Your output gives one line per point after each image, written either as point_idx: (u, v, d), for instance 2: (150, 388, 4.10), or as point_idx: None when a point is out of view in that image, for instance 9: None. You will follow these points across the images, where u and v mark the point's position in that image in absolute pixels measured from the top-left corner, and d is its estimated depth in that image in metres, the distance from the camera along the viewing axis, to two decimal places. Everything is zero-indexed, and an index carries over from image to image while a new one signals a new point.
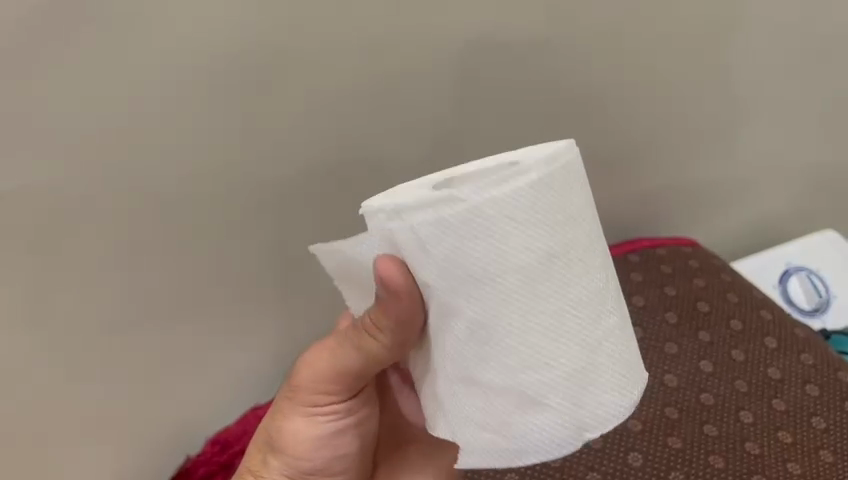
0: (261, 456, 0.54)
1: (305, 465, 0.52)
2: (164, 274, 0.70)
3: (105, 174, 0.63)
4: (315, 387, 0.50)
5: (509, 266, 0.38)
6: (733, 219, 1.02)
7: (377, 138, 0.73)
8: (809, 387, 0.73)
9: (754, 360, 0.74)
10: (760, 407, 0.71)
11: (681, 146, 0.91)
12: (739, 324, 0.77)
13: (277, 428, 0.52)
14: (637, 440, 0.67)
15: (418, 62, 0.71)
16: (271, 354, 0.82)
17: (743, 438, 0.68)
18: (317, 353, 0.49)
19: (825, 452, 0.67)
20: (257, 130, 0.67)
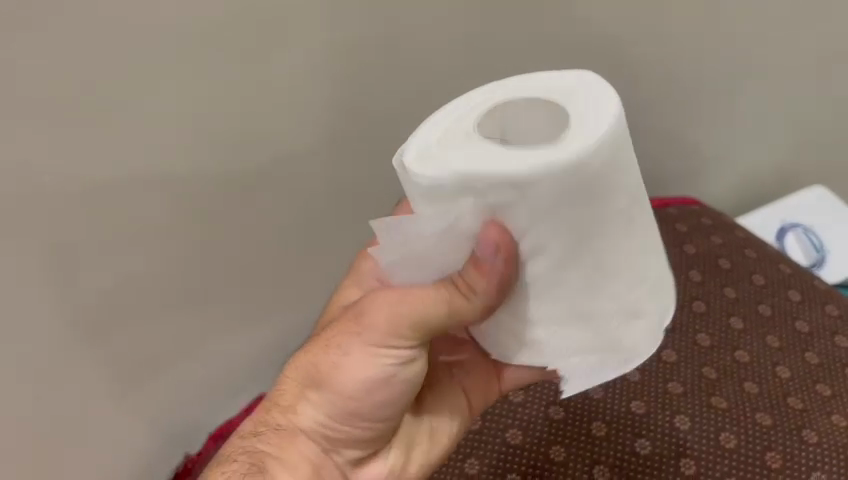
0: (300, 395, 0.44)
1: (355, 411, 0.43)
2: (158, 262, 0.62)
3: (92, 153, 0.54)
4: (389, 333, 0.40)
5: (606, 217, 0.35)
6: (729, 176, 0.99)
7: (386, 98, 0.67)
8: (839, 338, 0.71)
9: (782, 314, 0.73)
10: (794, 361, 0.68)
11: (693, 107, 0.86)
12: (762, 279, 0.75)
13: (331, 364, 0.42)
14: (680, 403, 0.64)
15: (424, 14, 0.63)
16: (268, 340, 0.75)
17: (784, 393, 0.65)
18: (405, 287, 0.40)
19: None
20: (259, 90, 0.60)
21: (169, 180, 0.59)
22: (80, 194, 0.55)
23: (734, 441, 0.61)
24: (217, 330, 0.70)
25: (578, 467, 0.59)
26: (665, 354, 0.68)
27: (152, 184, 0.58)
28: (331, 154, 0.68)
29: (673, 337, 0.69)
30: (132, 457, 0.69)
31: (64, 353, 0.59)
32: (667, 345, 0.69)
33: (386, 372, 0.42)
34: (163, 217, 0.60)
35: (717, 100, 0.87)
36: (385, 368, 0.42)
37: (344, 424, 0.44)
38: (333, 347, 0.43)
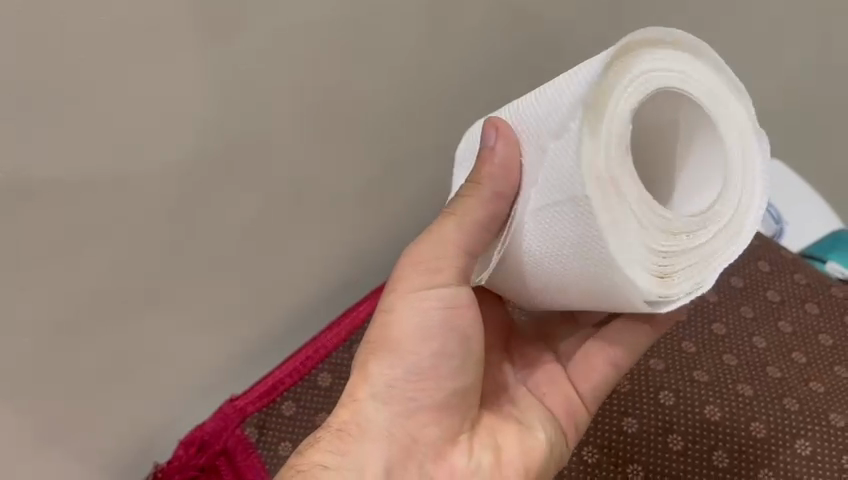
0: (362, 374, 0.46)
1: (414, 373, 0.46)
2: (126, 272, 0.58)
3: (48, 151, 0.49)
4: (428, 268, 0.46)
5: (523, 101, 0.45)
6: None
7: (357, 82, 0.64)
8: (808, 305, 0.72)
9: (753, 285, 0.73)
10: (769, 330, 0.69)
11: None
12: (731, 251, 0.76)
13: (384, 327, 0.47)
14: (664, 378, 0.64)
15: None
16: (235, 343, 0.71)
17: (763, 363, 0.66)
18: (426, 235, 0.46)
19: (841, 367, 0.66)
20: (229, 82, 0.55)
21: (135, 183, 0.54)
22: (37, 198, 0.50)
23: (719, 414, 0.61)
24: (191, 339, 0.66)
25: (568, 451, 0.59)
26: None
27: (113, 187, 0.53)
28: (305, 147, 0.64)
29: None
30: (90, 466, 0.65)
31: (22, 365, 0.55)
32: None
33: (435, 312, 0.46)
34: (128, 223, 0.56)
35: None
36: (431, 311, 0.46)
37: (406, 397, 0.46)
38: (382, 320, 0.47)
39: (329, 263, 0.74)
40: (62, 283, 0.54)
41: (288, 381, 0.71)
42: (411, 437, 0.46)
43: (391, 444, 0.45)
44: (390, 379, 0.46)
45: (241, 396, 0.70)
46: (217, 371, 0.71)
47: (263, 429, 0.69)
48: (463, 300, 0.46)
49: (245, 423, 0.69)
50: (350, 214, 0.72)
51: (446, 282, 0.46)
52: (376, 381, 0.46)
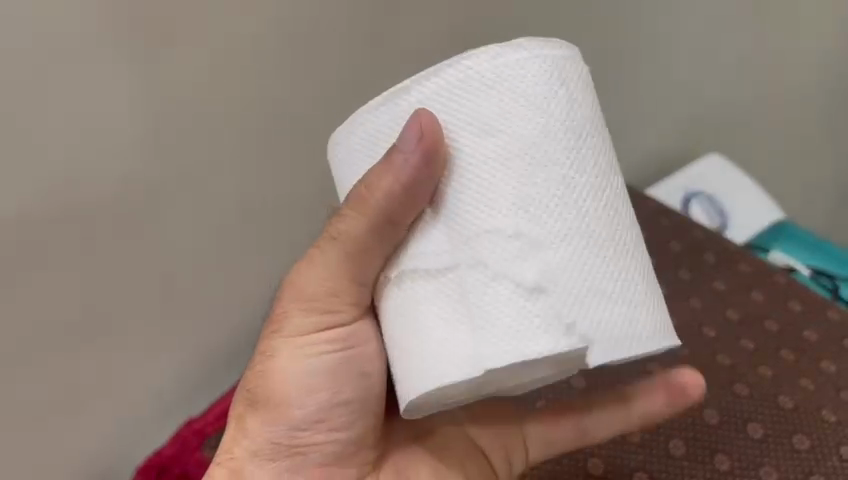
0: (245, 419, 0.48)
1: (295, 421, 0.47)
2: (84, 264, 0.60)
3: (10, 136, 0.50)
4: (308, 299, 0.46)
5: (509, 116, 0.40)
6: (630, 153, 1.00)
7: (309, 86, 0.67)
8: (753, 292, 0.74)
9: (700, 277, 0.75)
10: (716, 318, 0.71)
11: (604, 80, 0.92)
12: (678, 244, 0.79)
13: (258, 375, 0.48)
14: (617, 371, 0.65)
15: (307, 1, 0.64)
16: (196, 363, 0.71)
17: (714, 351, 0.68)
18: (305, 264, 0.46)
19: (786, 352, 0.69)
20: (178, 80, 0.59)
21: (90, 175, 0.58)
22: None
23: (673, 403, 0.63)
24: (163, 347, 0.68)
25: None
26: None
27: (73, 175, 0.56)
28: (260, 157, 0.67)
29: None
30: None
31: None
32: None
33: (315, 360, 0.47)
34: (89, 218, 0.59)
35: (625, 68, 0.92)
36: (317, 354, 0.47)
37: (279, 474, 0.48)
38: (260, 371, 0.48)
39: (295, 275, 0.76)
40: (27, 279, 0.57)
41: None
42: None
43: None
44: (274, 431, 0.47)
45: (201, 419, 0.70)
46: (190, 391, 0.72)
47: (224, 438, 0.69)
48: (349, 338, 0.47)
49: (204, 445, 0.68)
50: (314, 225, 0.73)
51: (322, 329, 0.47)
52: (244, 469, 0.47)
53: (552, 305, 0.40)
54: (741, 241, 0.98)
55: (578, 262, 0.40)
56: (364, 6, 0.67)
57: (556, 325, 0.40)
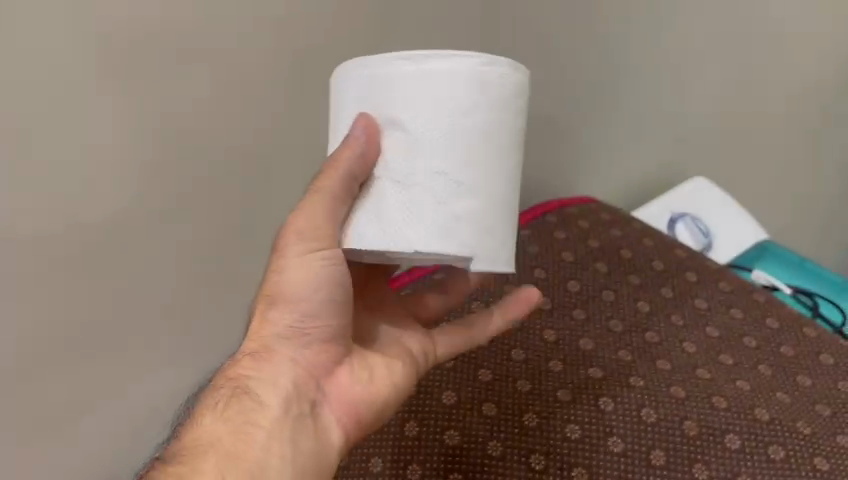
0: (265, 314, 0.54)
1: (304, 313, 0.53)
2: (84, 274, 0.68)
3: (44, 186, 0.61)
4: (312, 229, 0.51)
5: (448, 103, 0.47)
6: (608, 173, 1.07)
7: (307, 112, 0.73)
8: (734, 310, 0.78)
9: (682, 295, 0.79)
10: (697, 335, 0.74)
11: (584, 102, 0.97)
12: (661, 264, 0.82)
13: (274, 280, 0.53)
14: (601, 386, 0.67)
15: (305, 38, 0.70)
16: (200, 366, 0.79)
17: (694, 365, 0.71)
18: (308, 204, 0.51)
19: (764, 366, 0.72)
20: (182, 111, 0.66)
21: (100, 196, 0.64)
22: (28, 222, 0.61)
23: (654, 415, 0.65)
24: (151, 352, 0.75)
25: (474, 446, 0.62)
26: (583, 342, 0.72)
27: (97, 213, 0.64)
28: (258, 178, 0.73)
29: (588, 325, 0.74)
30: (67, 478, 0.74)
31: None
32: (582, 334, 0.73)
33: (319, 273, 0.51)
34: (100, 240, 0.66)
35: (605, 93, 0.99)
36: (320, 270, 0.51)
37: (298, 347, 0.54)
38: (276, 273, 0.53)
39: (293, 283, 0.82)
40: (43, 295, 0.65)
41: None
42: (310, 393, 0.54)
43: (289, 399, 0.52)
44: (288, 321, 0.53)
45: None
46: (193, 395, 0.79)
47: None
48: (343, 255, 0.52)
49: None
50: None
51: (318, 252, 0.51)
52: (271, 345, 0.54)
53: (463, 236, 0.48)
54: (724, 262, 1.02)
55: (468, 215, 0.48)
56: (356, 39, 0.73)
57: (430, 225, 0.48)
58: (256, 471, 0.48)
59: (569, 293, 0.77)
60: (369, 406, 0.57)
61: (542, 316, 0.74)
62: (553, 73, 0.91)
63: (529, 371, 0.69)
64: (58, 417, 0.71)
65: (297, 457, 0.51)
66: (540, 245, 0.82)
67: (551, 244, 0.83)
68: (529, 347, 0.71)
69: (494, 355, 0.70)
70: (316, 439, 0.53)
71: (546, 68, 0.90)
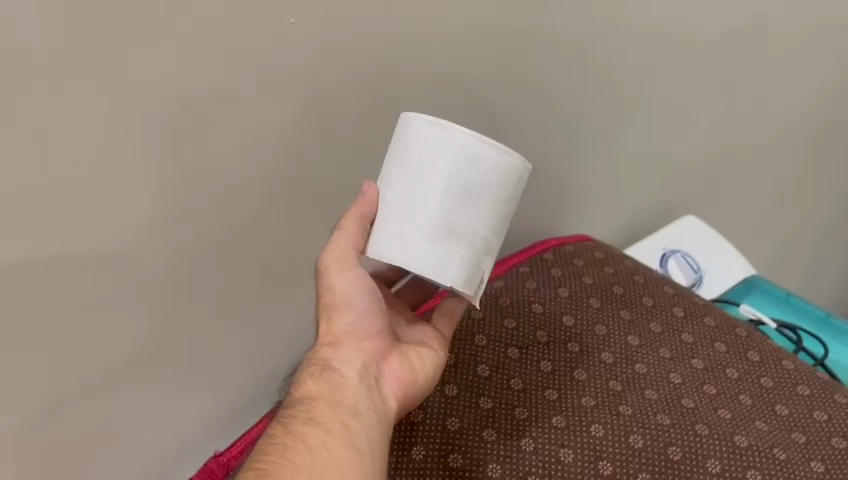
0: (329, 322, 0.64)
1: (356, 310, 0.63)
2: (128, 318, 0.71)
3: (64, 241, 0.64)
4: (340, 255, 0.62)
5: (501, 184, 0.60)
6: (594, 204, 1.15)
7: (330, 161, 0.79)
8: (717, 344, 0.84)
9: (669, 329, 0.85)
10: (683, 367, 0.80)
11: (573, 143, 1.04)
12: (650, 299, 0.88)
13: (327, 294, 0.63)
14: (593, 414, 0.73)
15: (335, 95, 0.75)
16: (223, 387, 0.85)
17: (679, 396, 0.76)
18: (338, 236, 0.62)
19: (744, 397, 0.78)
20: (216, 167, 0.70)
21: (144, 244, 0.69)
22: (45, 274, 0.64)
23: (642, 441, 0.71)
24: (175, 384, 0.79)
25: (476, 469, 0.68)
26: (576, 373, 0.78)
27: (104, 265, 0.67)
28: (283, 221, 0.79)
29: (582, 357, 0.80)
30: None
31: (21, 411, 0.68)
32: (576, 365, 0.79)
33: (354, 282, 0.62)
34: (112, 290, 0.69)
35: (595, 133, 1.06)
36: (353, 279, 0.62)
37: (360, 337, 0.64)
38: (326, 292, 0.63)
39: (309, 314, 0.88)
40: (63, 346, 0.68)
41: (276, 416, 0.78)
42: (377, 368, 0.64)
43: (363, 370, 0.63)
44: (348, 320, 0.64)
45: (225, 453, 0.76)
46: (213, 415, 0.85)
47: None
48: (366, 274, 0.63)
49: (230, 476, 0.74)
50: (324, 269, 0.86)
51: (350, 268, 0.62)
52: (340, 339, 0.64)
53: (477, 280, 0.62)
54: (712, 297, 1.08)
55: (483, 264, 0.63)
56: (379, 95, 0.79)
57: (464, 268, 0.60)
58: (352, 412, 0.59)
59: (564, 327, 0.83)
60: (421, 380, 0.66)
61: (539, 348, 0.80)
62: (550, 117, 0.98)
63: (526, 399, 0.75)
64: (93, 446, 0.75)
65: (378, 409, 0.61)
66: (535, 280, 0.89)
67: (547, 279, 0.89)
68: (526, 376, 0.77)
69: (494, 384, 0.76)
70: (387, 402, 0.63)
71: (540, 114, 0.96)
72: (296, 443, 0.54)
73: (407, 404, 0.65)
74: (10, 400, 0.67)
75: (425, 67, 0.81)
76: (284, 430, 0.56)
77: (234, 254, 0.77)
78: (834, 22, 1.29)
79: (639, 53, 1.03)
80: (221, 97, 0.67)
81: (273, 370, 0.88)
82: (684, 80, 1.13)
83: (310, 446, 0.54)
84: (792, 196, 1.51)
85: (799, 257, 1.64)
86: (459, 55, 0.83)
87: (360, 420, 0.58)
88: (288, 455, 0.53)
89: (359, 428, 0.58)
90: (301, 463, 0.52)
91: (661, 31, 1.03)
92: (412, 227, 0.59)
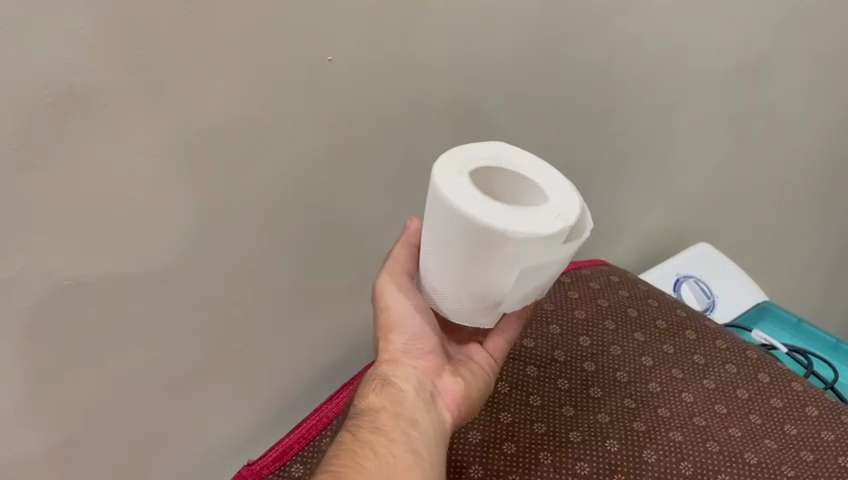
0: (387, 341, 0.69)
1: (412, 330, 0.68)
2: (171, 330, 0.77)
3: (117, 258, 0.69)
4: (392, 276, 0.70)
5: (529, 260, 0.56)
6: (611, 229, 1.19)
7: (360, 185, 0.84)
8: (728, 366, 0.87)
9: (682, 350, 0.88)
10: (696, 386, 0.84)
11: (587, 172, 1.08)
12: (664, 323, 0.92)
13: (384, 314, 0.69)
14: (610, 430, 0.77)
15: (367, 125, 0.80)
16: (255, 398, 0.89)
17: (691, 414, 0.80)
18: (391, 260, 0.71)
19: (755, 416, 0.81)
20: (256, 190, 0.75)
21: (189, 262, 0.74)
22: (97, 292, 0.69)
23: (655, 456, 0.74)
24: (210, 394, 0.84)
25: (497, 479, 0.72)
26: (592, 391, 0.81)
27: (151, 279, 0.72)
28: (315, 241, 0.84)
29: (597, 375, 0.83)
30: None
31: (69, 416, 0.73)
32: (592, 383, 0.82)
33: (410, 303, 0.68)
34: (157, 305, 0.74)
35: (611, 161, 1.10)
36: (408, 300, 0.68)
37: (417, 354, 0.68)
38: (385, 312, 0.69)
39: (335, 329, 0.93)
40: (108, 359, 0.73)
41: (296, 447, 0.80)
42: (435, 380, 0.69)
43: (422, 383, 0.67)
44: (405, 339, 0.68)
45: (258, 462, 0.80)
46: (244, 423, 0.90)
47: (303, 465, 0.79)
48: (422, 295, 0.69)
49: None
50: (351, 285, 0.91)
51: (402, 287, 0.69)
52: (398, 356, 0.68)
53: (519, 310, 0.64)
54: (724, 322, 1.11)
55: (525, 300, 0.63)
56: (406, 124, 0.84)
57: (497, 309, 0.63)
58: (412, 423, 0.63)
59: (580, 347, 0.87)
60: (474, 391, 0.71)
61: (556, 366, 0.84)
62: (568, 145, 1.03)
63: (544, 413, 0.78)
64: (134, 449, 0.80)
65: (437, 420, 0.66)
66: (553, 302, 0.93)
67: (564, 301, 0.93)
68: (544, 393, 0.81)
69: (514, 400, 0.80)
70: (443, 415, 0.67)
71: (556, 145, 1.01)
72: (364, 448, 0.59)
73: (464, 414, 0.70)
74: (62, 406, 0.72)
75: (449, 97, 0.86)
76: (352, 438, 0.60)
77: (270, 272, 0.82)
78: (839, 55, 1.33)
79: (655, 85, 1.08)
80: (262, 126, 0.72)
81: (301, 381, 0.93)
82: (697, 110, 1.18)
83: (376, 451, 0.59)
84: (801, 224, 1.54)
85: (809, 278, 1.67)
86: (479, 87, 0.88)
87: (420, 429, 0.63)
88: (358, 459, 0.58)
89: (420, 437, 0.62)
90: (370, 466, 0.57)
91: (676, 64, 1.08)
92: (445, 284, 0.63)
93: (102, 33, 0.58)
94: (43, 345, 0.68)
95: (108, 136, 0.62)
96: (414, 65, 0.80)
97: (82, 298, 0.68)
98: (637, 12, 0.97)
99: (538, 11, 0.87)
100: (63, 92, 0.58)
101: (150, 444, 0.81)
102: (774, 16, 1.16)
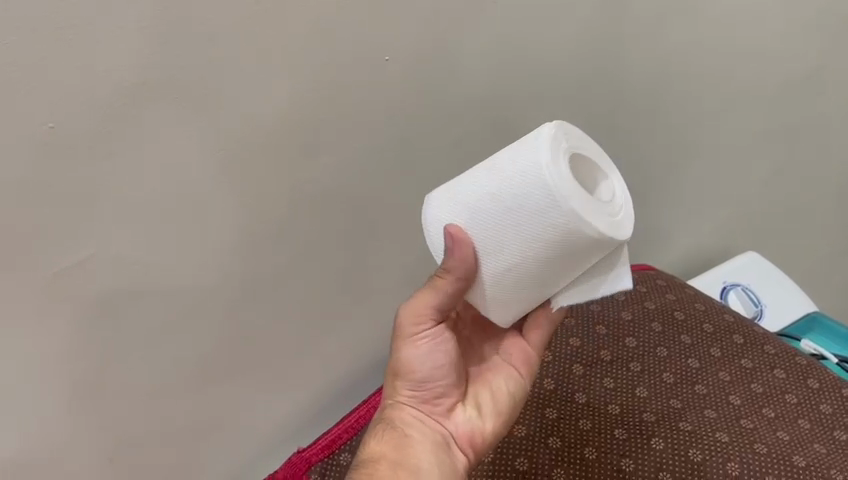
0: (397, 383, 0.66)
1: (423, 376, 0.64)
2: (228, 318, 0.79)
3: (181, 246, 0.72)
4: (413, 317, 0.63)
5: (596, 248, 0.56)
6: (658, 234, 1.19)
7: (414, 181, 0.87)
8: (776, 370, 0.87)
9: (730, 354, 0.88)
10: (743, 390, 0.83)
11: (637, 175, 1.09)
12: (711, 327, 0.92)
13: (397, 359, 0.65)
14: (656, 428, 0.77)
15: (421, 123, 0.83)
16: (305, 387, 0.92)
17: (738, 416, 0.80)
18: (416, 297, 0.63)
19: (803, 421, 0.80)
20: (315, 184, 0.78)
21: (248, 251, 0.77)
22: (163, 278, 0.72)
23: (701, 456, 0.74)
24: (262, 382, 0.87)
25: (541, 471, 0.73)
26: (638, 390, 0.82)
27: (212, 267, 0.75)
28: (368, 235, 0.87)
29: (643, 376, 0.84)
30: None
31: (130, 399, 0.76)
32: (638, 384, 0.83)
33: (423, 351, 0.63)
34: (216, 292, 0.77)
35: (661, 166, 1.11)
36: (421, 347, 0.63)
37: (428, 397, 0.65)
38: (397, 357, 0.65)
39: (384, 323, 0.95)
40: (170, 344, 0.76)
41: (344, 436, 0.82)
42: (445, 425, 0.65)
43: (429, 430, 0.64)
44: (414, 385, 0.65)
45: (308, 449, 0.82)
46: (294, 411, 0.92)
47: (351, 453, 0.81)
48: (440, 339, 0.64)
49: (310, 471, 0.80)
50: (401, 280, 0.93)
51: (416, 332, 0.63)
52: (407, 400, 0.65)
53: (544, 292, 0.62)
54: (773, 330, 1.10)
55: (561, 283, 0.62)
56: (459, 123, 0.86)
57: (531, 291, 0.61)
58: (413, 471, 0.60)
59: (626, 347, 0.88)
60: (489, 427, 0.67)
61: (602, 366, 0.85)
62: (619, 148, 1.04)
63: (589, 411, 0.79)
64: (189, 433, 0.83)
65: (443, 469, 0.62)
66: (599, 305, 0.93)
67: (610, 303, 0.94)
68: (590, 392, 0.81)
69: (558, 397, 0.81)
70: (452, 459, 0.64)
71: (606, 148, 1.02)
72: None
73: (477, 454, 0.66)
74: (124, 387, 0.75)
75: (502, 97, 0.88)
76: None
77: (324, 263, 0.84)
78: None
79: (707, 91, 1.08)
80: (323, 122, 0.75)
81: (349, 372, 0.96)
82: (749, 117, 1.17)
83: None
84: None
85: None
86: (533, 86, 0.89)
87: None
88: None
89: None
90: None
91: (728, 72, 1.08)
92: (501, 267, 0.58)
93: (177, 29, 0.61)
94: (108, 328, 0.71)
95: (175, 128, 0.65)
96: (468, 65, 0.82)
97: (147, 285, 0.71)
98: (689, 18, 0.98)
99: (592, 14, 0.88)
100: (135, 86, 0.61)
101: (204, 427, 0.84)
102: (829, 24, 1.16)
